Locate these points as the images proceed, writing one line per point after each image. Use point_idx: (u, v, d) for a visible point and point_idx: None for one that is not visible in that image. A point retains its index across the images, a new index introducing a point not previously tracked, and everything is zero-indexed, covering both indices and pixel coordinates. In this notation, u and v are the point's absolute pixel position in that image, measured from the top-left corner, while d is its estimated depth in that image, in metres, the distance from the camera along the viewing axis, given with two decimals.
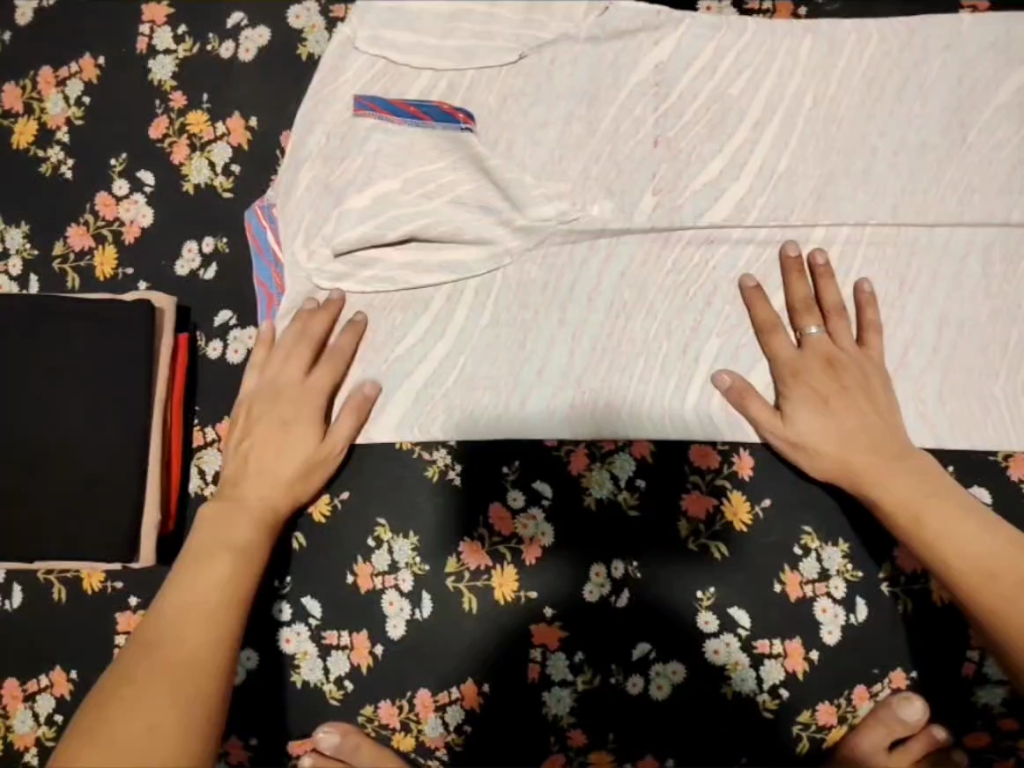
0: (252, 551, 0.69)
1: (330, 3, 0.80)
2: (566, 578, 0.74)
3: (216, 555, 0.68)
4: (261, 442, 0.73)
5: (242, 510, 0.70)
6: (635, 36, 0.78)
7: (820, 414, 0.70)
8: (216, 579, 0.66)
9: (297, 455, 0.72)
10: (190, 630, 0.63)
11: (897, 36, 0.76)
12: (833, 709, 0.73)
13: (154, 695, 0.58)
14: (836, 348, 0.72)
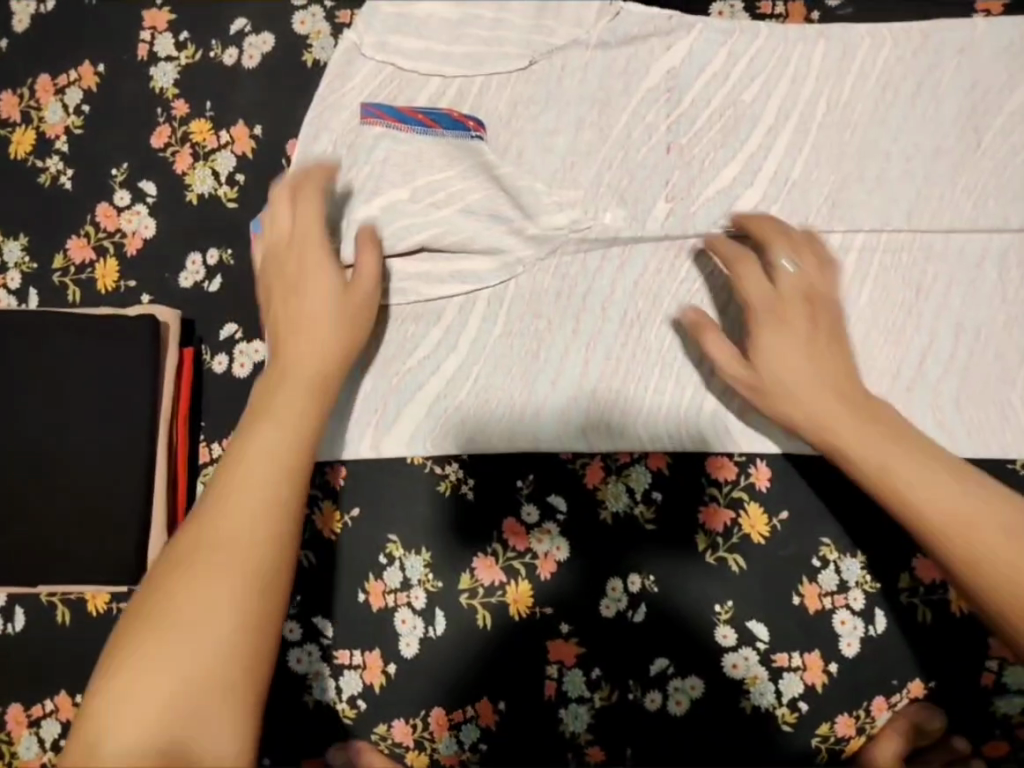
0: (299, 430, 0.58)
1: (334, 8, 0.78)
2: (582, 593, 0.73)
3: (261, 429, 0.58)
4: (291, 305, 0.66)
5: (291, 381, 0.62)
6: (646, 41, 0.76)
7: (802, 355, 0.65)
8: (266, 454, 0.56)
9: (332, 312, 0.66)
10: (240, 507, 0.53)
11: (911, 41, 0.75)
12: (852, 721, 0.72)
13: (209, 586, 0.49)
14: (810, 282, 0.68)
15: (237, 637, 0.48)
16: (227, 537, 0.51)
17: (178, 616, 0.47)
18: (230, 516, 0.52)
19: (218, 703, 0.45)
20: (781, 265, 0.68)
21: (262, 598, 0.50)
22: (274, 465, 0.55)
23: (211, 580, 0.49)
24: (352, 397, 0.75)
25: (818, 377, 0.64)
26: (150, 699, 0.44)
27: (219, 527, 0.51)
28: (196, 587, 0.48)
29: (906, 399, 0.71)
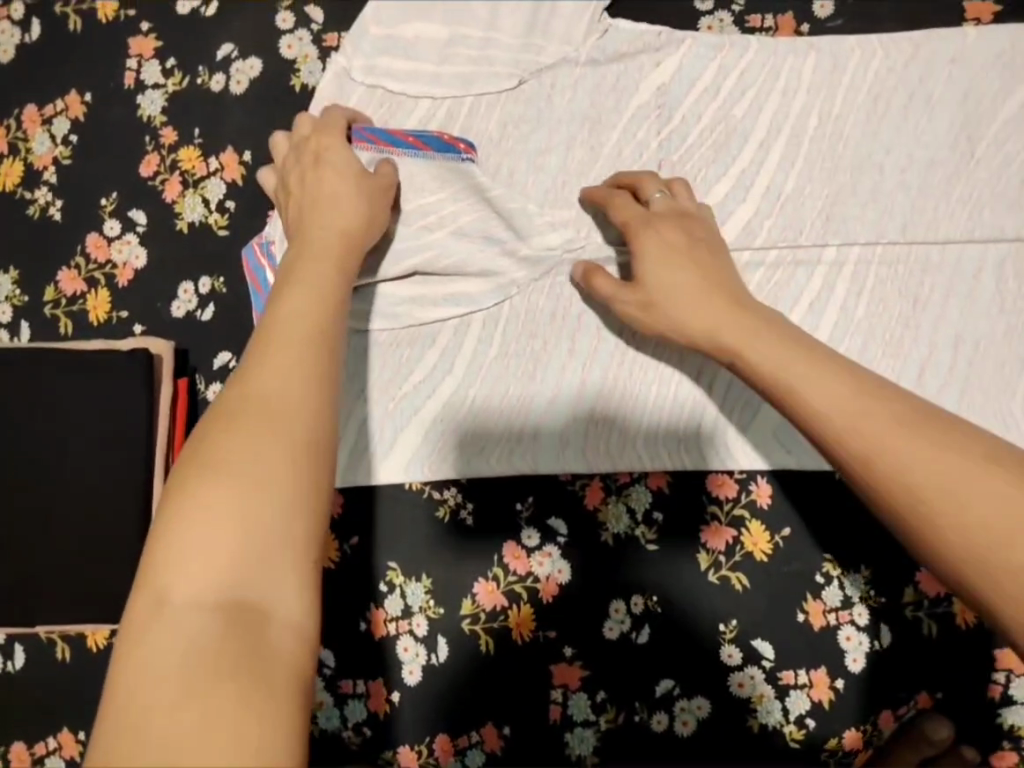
0: (328, 297, 0.49)
1: (322, 32, 0.78)
2: (585, 615, 0.72)
3: (292, 296, 0.47)
4: (316, 192, 0.63)
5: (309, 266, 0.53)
6: (636, 58, 0.76)
7: (672, 265, 0.65)
8: (299, 320, 0.45)
9: (355, 194, 0.63)
10: (285, 359, 0.42)
11: (902, 52, 0.75)
12: (859, 736, 0.71)
13: (256, 438, 0.38)
14: (680, 203, 0.69)
15: (299, 490, 0.37)
16: (273, 390, 0.40)
17: (223, 472, 0.37)
18: (275, 373, 0.41)
19: (288, 564, 0.35)
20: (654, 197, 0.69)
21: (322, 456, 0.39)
22: (314, 327, 0.45)
23: (261, 440, 0.38)
24: (349, 424, 0.75)
25: (689, 277, 0.64)
26: (213, 535, 0.35)
27: (261, 382, 0.40)
28: (246, 437, 0.38)
29: None
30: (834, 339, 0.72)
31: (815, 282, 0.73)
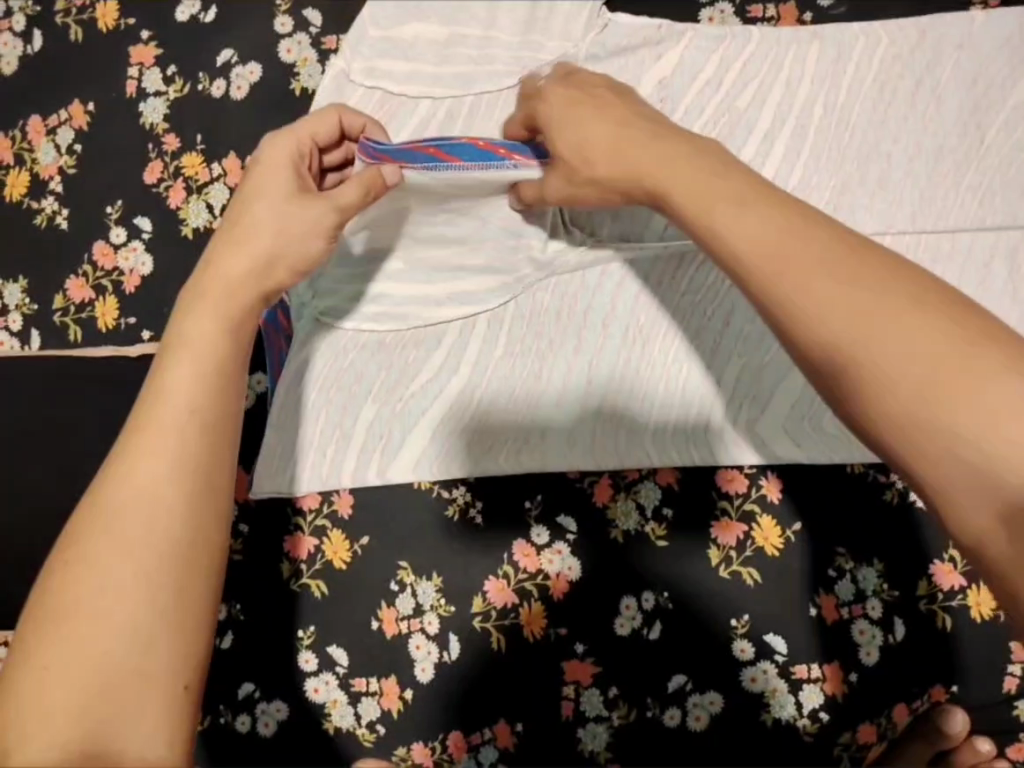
0: (219, 356, 0.46)
1: (321, 34, 0.78)
2: (596, 612, 0.72)
3: (177, 360, 0.45)
4: (245, 212, 0.54)
5: (208, 299, 0.48)
6: (637, 51, 0.75)
7: (579, 110, 0.55)
8: (179, 402, 0.43)
9: (285, 218, 0.53)
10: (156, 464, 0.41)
11: (908, 38, 0.74)
12: (872, 728, 0.71)
13: (112, 568, 0.38)
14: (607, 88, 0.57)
15: (153, 622, 0.38)
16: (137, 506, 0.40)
17: (75, 610, 0.37)
18: (140, 484, 0.41)
19: (137, 699, 0.36)
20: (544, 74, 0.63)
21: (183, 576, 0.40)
22: (192, 411, 0.43)
23: (116, 571, 0.38)
24: (358, 425, 0.75)
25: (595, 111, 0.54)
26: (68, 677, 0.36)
27: (129, 489, 0.41)
28: (109, 564, 0.38)
29: None
30: None
31: None
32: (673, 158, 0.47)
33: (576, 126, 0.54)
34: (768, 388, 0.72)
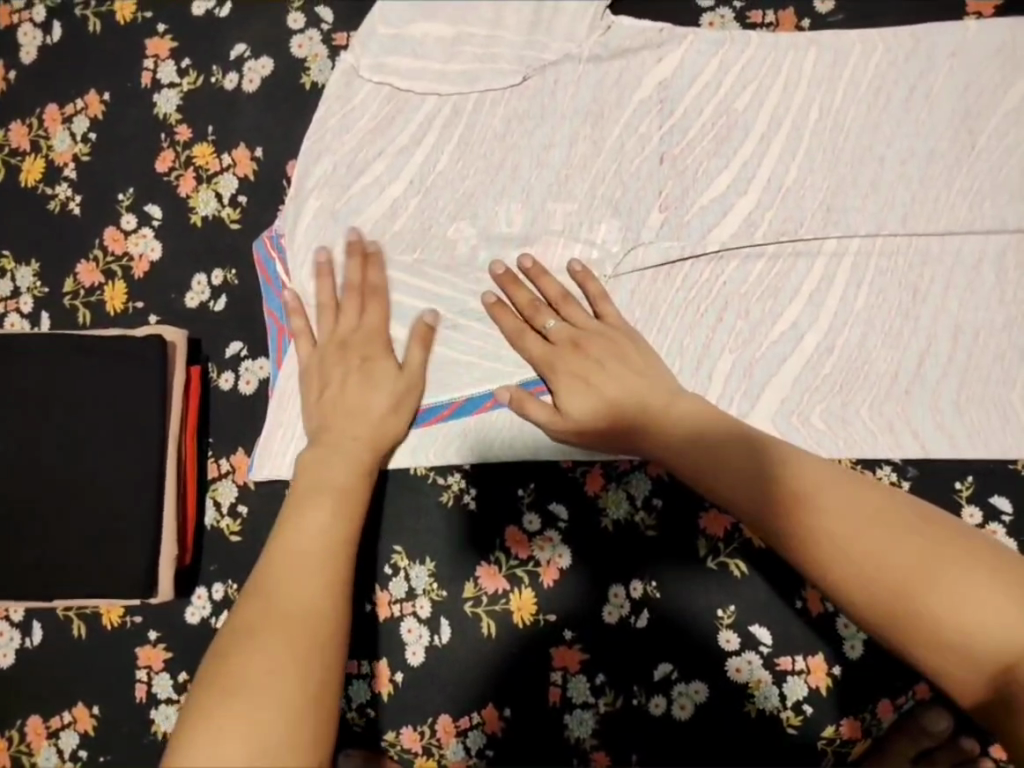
0: (350, 491, 0.66)
1: (331, 31, 0.81)
2: (586, 599, 0.74)
3: (314, 503, 0.64)
4: (347, 395, 0.71)
5: (340, 453, 0.68)
6: (638, 53, 0.77)
7: (586, 388, 0.69)
8: (319, 528, 0.62)
9: (397, 395, 0.72)
10: (316, 527, 0.62)
11: (902, 45, 0.76)
12: (857, 724, 0.72)
13: (274, 627, 0.54)
14: (575, 328, 0.72)
15: (306, 669, 0.52)
16: (307, 551, 0.60)
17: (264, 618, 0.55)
18: (291, 574, 0.58)
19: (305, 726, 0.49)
20: (547, 327, 0.73)
21: (326, 633, 0.55)
22: (334, 531, 0.62)
23: (278, 635, 0.53)
24: None
25: (595, 393, 0.69)
26: (263, 636, 0.53)
27: (291, 582, 0.58)
28: (287, 587, 0.57)
29: (904, 401, 0.72)
30: (834, 329, 0.73)
31: (815, 274, 0.74)
32: (634, 404, 0.67)
33: (571, 395, 0.69)
34: (758, 384, 0.73)
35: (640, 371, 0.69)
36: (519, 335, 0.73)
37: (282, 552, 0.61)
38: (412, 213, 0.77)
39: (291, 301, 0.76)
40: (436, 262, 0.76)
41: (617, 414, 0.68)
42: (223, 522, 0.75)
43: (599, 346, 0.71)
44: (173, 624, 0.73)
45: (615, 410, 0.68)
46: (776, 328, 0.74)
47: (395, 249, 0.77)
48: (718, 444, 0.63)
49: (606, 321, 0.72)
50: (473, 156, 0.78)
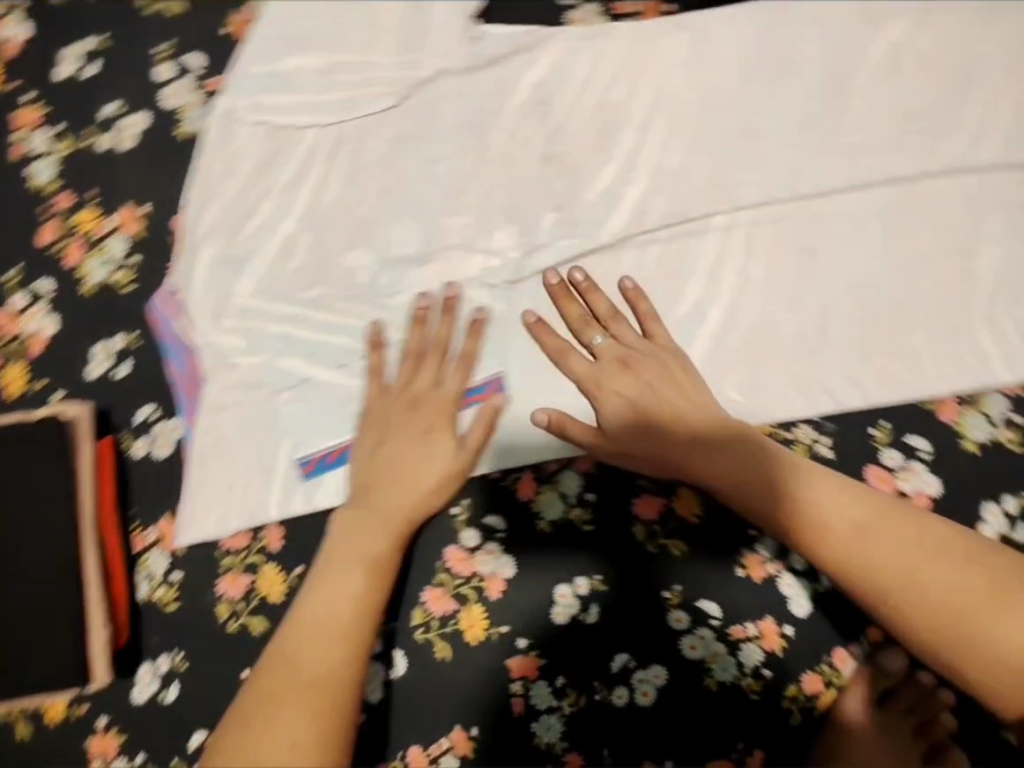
0: (381, 562, 0.68)
1: (203, 78, 0.81)
2: (533, 606, 0.74)
3: (345, 570, 0.67)
4: (401, 463, 0.70)
5: (376, 524, 0.69)
6: (511, 59, 0.77)
7: (630, 408, 0.70)
8: (351, 597, 0.66)
9: (438, 477, 0.70)
10: (342, 596, 0.66)
11: (765, 16, 0.76)
12: (817, 677, 0.73)
13: (293, 701, 0.61)
14: (623, 347, 0.72)
15: (315, 744, 0.60)
16: (334, 620, 0.65)
17: (287, 685, 0.62)
18: (316, 641, 0.64)
19: None
20: (594, 343, 0.73)
21: (339, 708, 0.62)
22: (363, 601, 0.66)
23: (294, 710, 0.61)
24: (280, 457, 0.75)
25: (637, 414, 0.69)
26: (283, 709, 0.61)
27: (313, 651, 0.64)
28: (313, 655, 0.63)
29: (814, 362, 0.72)
30: (736, 302, 0.74)
31: (710, 250, 0.75)
32: (684, 429, 0.68)
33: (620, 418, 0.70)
34: None
35: (693, 397, 0.69)
36: (562, 349, 0.72)
37: (312, 612, 0.66)
38: (308, 249, 0.76)
39: (196, 355, 0.76)
40: (339, 294, 0.76)
41: (663, 433, 0.69)
42: (158, 593, 0.75)
43: (643, 368, 0.71)
44: (121, 704, 0.73)
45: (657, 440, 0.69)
46: (681, 311, 0.74)
47: (295, 288, 0.76)
48: (749, 464, 0.66)
49: (654, 339, 0.72)
50: (361, 184, 0.77)
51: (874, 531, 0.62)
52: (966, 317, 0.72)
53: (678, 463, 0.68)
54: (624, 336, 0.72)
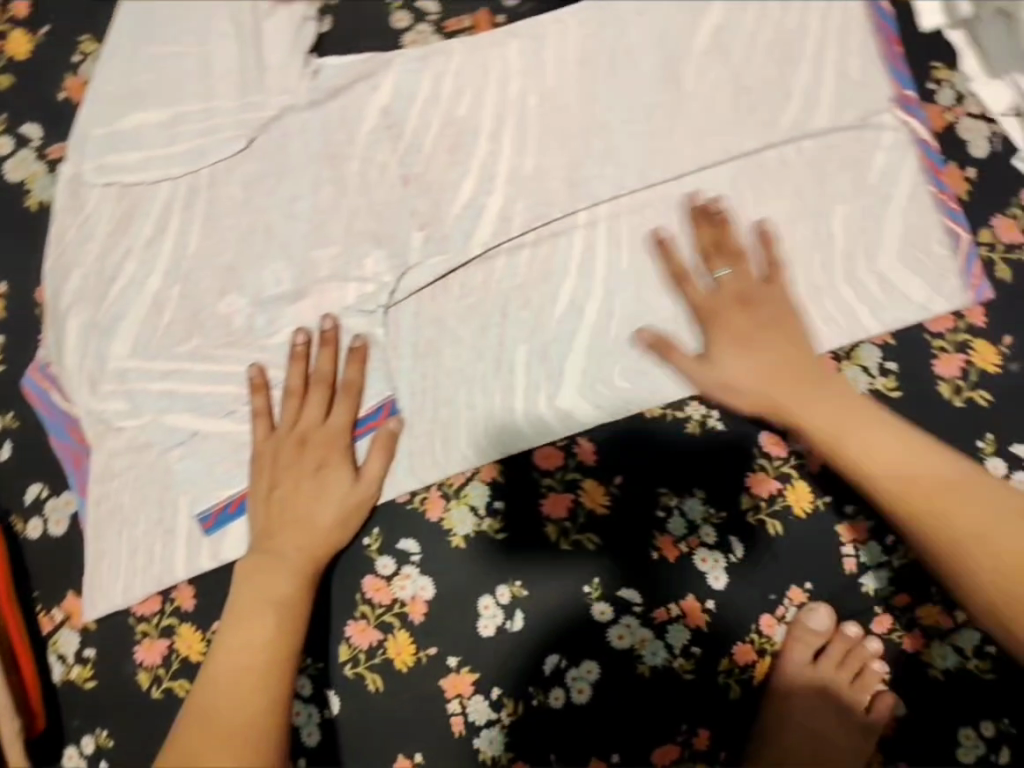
0: (290, 603, 0.69)
1: (44, 146, 0.79)
2: (457, 623, 0.74)
3: (256, 615, 0.69)
4: (301, 503, 0.72)
5: (278, 565, 0.70)
6: (353, 87, 0.78)
7: (742, 351, 0.72)
8: (262, 641, 0.68)
9: (338, 513, 0.72)
10: (255, 641, 0.68)
11: (593, 15, 0.78)
12: (749, 647, 0.74)
13: (219, 743, 0.64)
14: (744, 286, 0.73)
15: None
16: (250, 664, 0.67)
17: (212, 729, 0.65)
18: (234, 684, 0.66)
19: None
20: (716, 276, 0.74)
21: (264, 745, 0.65)
22: (275, 643, 0.68)
23: (220, 752, 0.64)
24: (180, 515, 0.73)
25: (777, 345, 0.71)
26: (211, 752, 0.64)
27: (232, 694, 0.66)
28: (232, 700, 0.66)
29: (692, 340, 0.74)
30: (609, 293, 0.75)
31: (576, 246, 0.76)
32: (790, 367, 0.71)
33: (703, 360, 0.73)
34: (557, 363, 0.75)
35: (800, 340, 0.72)
36: (681, 274, 0.74)
37: (228, 657, 0.68)
38: (178, 303, 0.75)
39: (78, 425, 0.75)
40: (216, 342, 0.75)
41: (771, 367, 0.71)
42: (73, 672, 0.73)
43: (773, 299, 0.72)
44: None
45: (747, 383, 0.71)
46: (559, 309, 0.76)
47: (169, 344, 0.75)
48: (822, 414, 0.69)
49: (775, 284, 0.73)
50: (222, 230, 0.76)
51: (957, 492, 0.65)
52: (826, 275, 0.73)
53: (777, 399, 0.71)
54: (765, 255, 0.73)
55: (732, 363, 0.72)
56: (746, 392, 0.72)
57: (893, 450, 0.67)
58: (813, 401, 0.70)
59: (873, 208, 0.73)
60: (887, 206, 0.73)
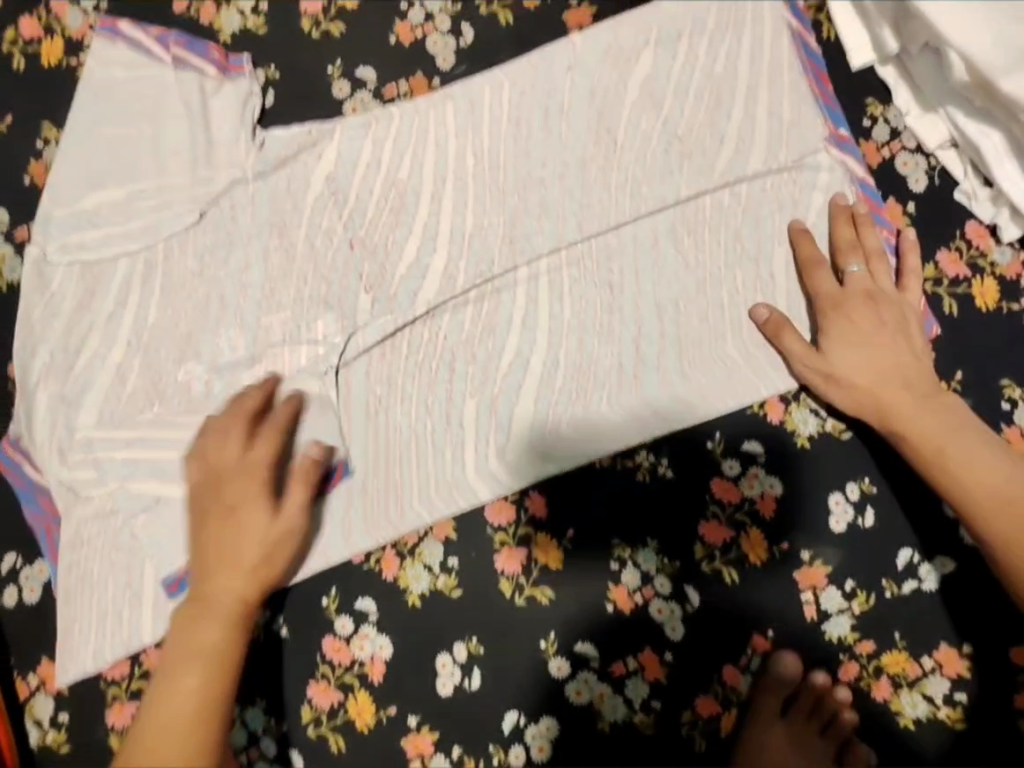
0: (218, 650, 0.66)
1: (12, 228, 0.83)
2: (416, 681, 0.74)
3: (184, 665, 0.65)
4: (224, 541, 0.69)
5: (205, 612, 0.67)
6: (297, 158, 0.80)
7: (856, 346, 0.70)
8: (191, 692, 0.64)
9: (266, 547, 0.69)
10: (185, 694, 0.64)
11: (525, 74, 0.80)
12: (712, 701, 0.72)
13: None
14: (875, 289, 0.72)
15: None
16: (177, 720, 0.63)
17: None
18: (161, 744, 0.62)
19: None
20: (849, 271, 0.72)
21: None
22: (205, 693, 0.64)
23: None
24: (145, 581, 0.76)
25: (869, 351, 0.70)
26: None
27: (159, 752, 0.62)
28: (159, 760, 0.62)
29: (638, 387, 0.74)
30: (553, 345, 0.76)
31: (519, 302, 0.77)
32: (898, 378, 0.69)
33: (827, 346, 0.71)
34: (505, 417, 0.75)
35: (916, 352, 0.70)
36: (817, 260, 0.73)
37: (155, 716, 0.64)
38: (139, 373, 0.78)
39: (49, 495, 0.78)
40: (174, 411, 0.77)
41: (881, 371, 0.69)
42: (49, 736, 0.75)
43: (899, 304, 0.71)
44: None
45: (852, 379, 0.69)
46: (506, 361, 0.76)
47: (131, 414, 0.78)
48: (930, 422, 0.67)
49: (906, 294, 0.72)
50: (179, 301, 0.79)
51: None
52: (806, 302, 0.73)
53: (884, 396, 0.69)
54: (874, 270, 0.72)
55: (842, 353, 0.70)
56: (854, 385, 0.69)
57: (995, 471, 0.64)
58: (921, 406, 0.67)
59: (855, 234, 0.73)
60: (870, 232, 0.73)
